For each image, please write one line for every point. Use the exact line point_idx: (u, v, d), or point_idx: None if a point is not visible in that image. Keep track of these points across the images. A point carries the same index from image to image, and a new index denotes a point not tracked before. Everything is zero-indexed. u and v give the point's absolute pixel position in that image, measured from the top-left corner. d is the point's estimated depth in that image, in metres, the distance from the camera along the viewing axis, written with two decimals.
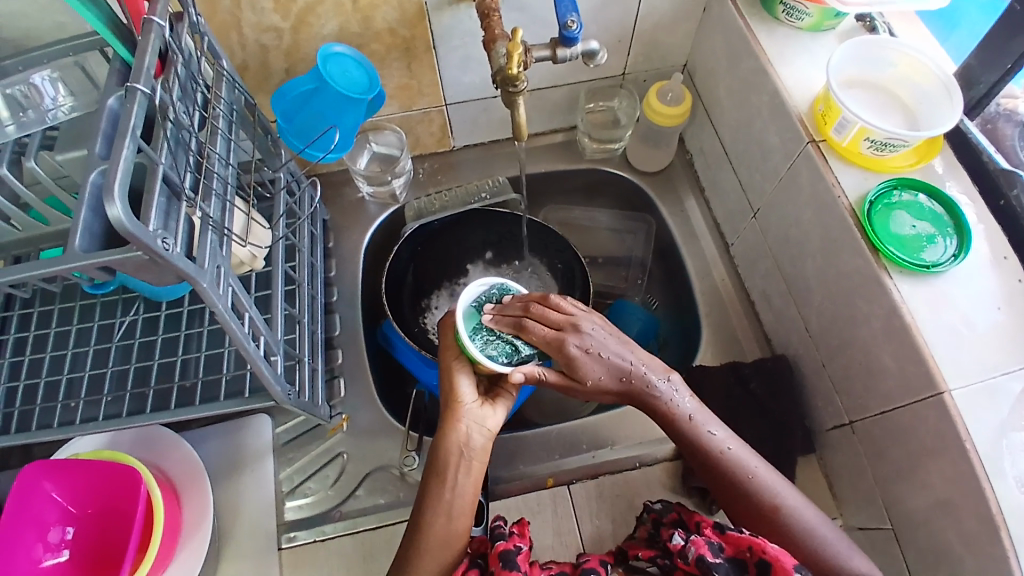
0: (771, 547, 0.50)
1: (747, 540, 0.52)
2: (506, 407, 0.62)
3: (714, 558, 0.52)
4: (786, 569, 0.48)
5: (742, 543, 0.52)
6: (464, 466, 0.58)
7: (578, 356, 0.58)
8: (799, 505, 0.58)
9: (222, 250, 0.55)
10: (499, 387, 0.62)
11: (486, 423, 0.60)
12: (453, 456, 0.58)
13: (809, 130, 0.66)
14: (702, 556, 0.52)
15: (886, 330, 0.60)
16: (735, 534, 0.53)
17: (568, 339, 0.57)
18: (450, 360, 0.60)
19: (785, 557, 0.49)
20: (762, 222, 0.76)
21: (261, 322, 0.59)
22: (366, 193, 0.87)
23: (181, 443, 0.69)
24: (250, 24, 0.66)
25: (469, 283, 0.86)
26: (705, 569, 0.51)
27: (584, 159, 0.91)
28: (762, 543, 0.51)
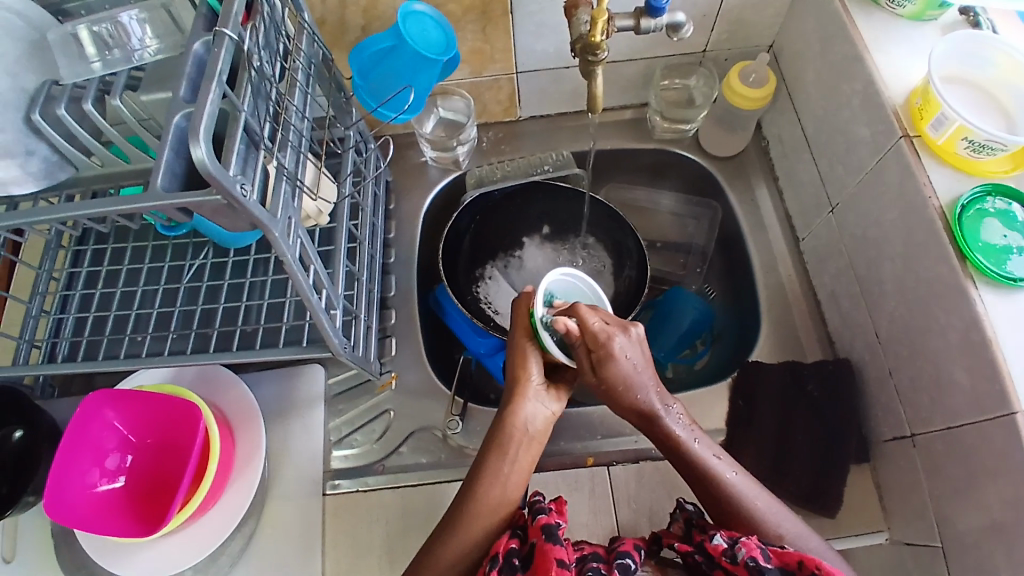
0: (825, 562, 0.49)
1: (798, 553, 0.50)
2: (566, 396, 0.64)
3: (764, 563, 0.51)
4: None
5: (792, 556, 0.50)
6: (524, 444, 0.60)
7: (619, 355, 0.57)
8: (806, 535, 0.56)
9: (293, 201, 0.56)
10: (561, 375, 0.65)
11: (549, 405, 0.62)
12: (515, 434, 0.59)
13: (903, 125, 0.62)
14: (752, 560, 0.51)
15: (962, 342, 0.56)
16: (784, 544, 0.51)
17: (613, 338, 0.57)
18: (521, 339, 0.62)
19: (841, 574, 0.48)
20: (840, 217, 0.72)
21: (325, 275, 0.60)
22: (428, 157, 0.87)
23: (238, 384, 0.71)
24: None
25: (523, 256, 0.85)
26: (755, 573, 0.51)
27: (652, 139, 0.88)
28: (815, 557, 0.49)
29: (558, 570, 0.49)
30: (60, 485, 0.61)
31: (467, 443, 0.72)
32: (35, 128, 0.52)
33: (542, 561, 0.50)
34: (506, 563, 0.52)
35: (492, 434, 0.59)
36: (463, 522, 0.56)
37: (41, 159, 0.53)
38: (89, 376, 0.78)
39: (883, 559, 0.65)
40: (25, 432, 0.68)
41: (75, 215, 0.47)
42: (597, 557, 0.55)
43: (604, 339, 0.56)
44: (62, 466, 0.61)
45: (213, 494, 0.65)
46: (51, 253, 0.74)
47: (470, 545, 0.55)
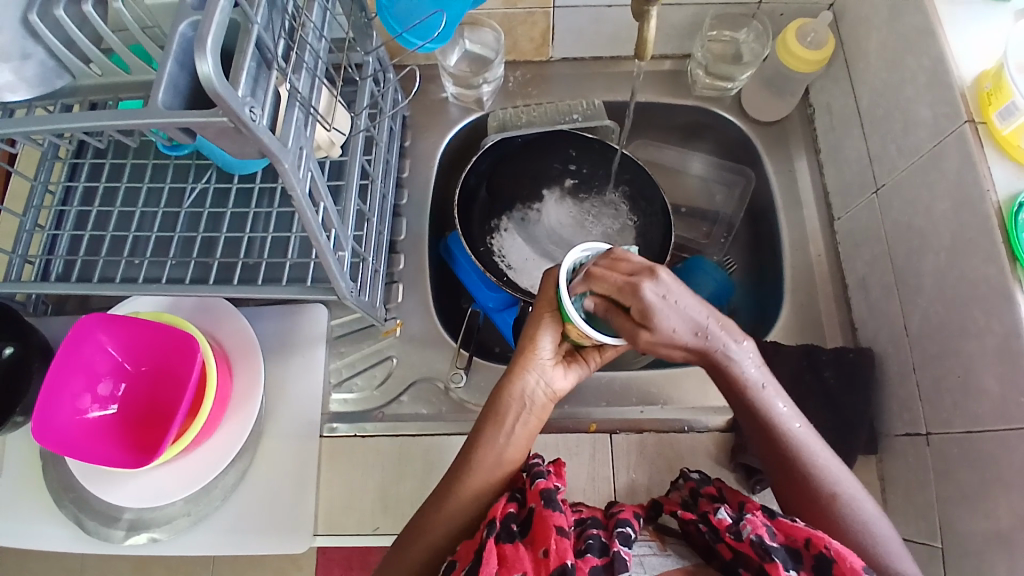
0: (832, 542, 0.48)
1: (805, 533, 0.50)
2: (580, 374, 0.61)
3: (770, 542, 0.50)
4: (855, 570, 0.46)
5: (799, 534, 0.50)
6: (521, 417, 0.58)
7: (653, 303, 0.50)
8: (860, 500, 0.55)
9: (306, 130, 0.51)
10: (579, 352, 0.61)
11: (555, 383, 0.59)
12: (513, 405, 0.58)
13: (969, 108, 0.57)
14: (758, 538, 0.50)
15: (998, 348, 0.54)
16: (790, 523, 0.51)
17: (642, 284, 0.50)
18: (543, 315, 0.58)
19: (852, 555, 0.47)
20: (883, 200, 0.68)
21: (335, 213, 0.56)
22: (450, 93, 0.81)
23: (237, 317, 0.70)
24: None
25: (544, 211, 0.79)
26: (761, 551, 0.49)
27: (691, 95, 0.82)
28: (824, 538, 0.48)
29: (557, 538, 0.48)
30: (50, 406, 0.60)
31: (468, 398, 0.70)
32: (33, 30, 0.46)
33: (543, 527, 0.49)
34: (504, 528, 0.50)
35: (489, 404, 0.58)
36: (460, 483, 0.56)
37: (35, 62, 0.47)
38: (84, 296, 0.76)
39: None
40: (15, 349, 0.66)
41: (68, 129, 0.43)
42: (596, 522, 0.54)
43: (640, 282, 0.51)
44: (51, 389, 0.60)
45: (209, 427, 0.64)
46: (47, 165, 0.71)
47: (470, 505, 0.56)
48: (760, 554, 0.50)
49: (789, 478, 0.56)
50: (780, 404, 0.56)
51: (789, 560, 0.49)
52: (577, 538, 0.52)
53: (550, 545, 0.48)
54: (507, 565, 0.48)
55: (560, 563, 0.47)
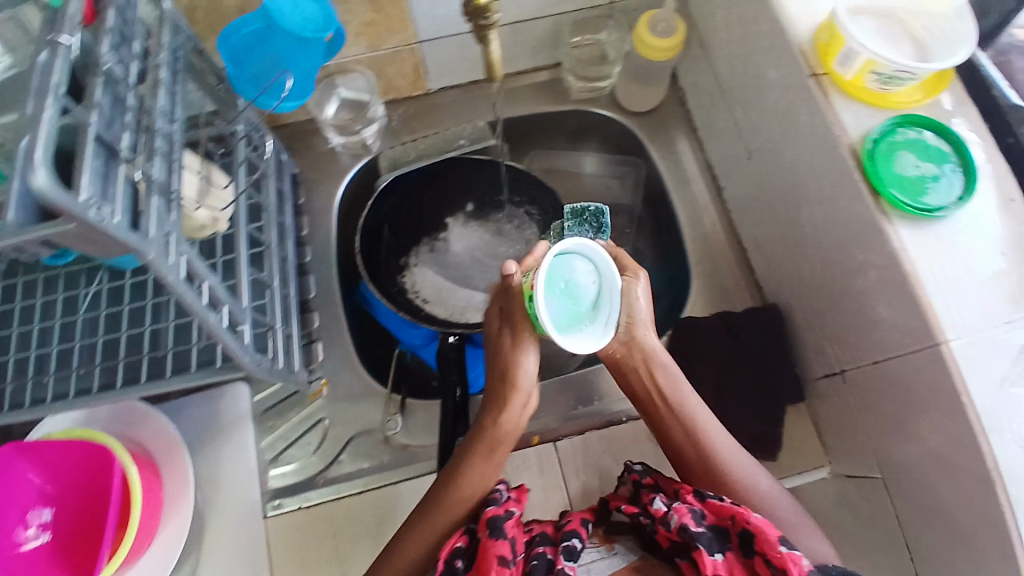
0: (753, 516, 0.49)
1: (730, 510, 0.51)
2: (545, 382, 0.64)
3: (696, 527, 0.51)
4: (771, 541, 0.47)
5: (725, 512, 0.51)
6: (503, 445, 0.59)
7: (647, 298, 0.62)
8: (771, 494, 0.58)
9: (170, 215, 0.50)
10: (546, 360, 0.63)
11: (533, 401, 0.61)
12: (491, 433, 0.59)
13: (810, 63, 0.60)
14: (684, 526, 0.51)
15: (882, 280, 0.57)
16: (718, 502, 0.52)
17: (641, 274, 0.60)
18: (520, 331, 0.57)
19: (769, 528, 0.48)
20: (757, 164, 0.72)
21: (222, 289, 0.55)
22: (337, 143, 0.81)
23: (156, 414, 0.67)
24: None
25: (450, 238, 0.81)
26: (687, 539, 0.51)
27: (569, 100, 0.85)
28: (744, 513, 0.50)
29: (495, 568, 0.48)
30: None
31: (409, 441, 0.71)
32: None
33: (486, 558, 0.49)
34: (449, 566, 0.51)
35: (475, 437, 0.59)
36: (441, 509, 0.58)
37: None
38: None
39: (829, 493, 0.69)
40: None
41: None
42: (543, 539, 0.54)
43: (626, 288, 0.58)
44: None
45: (143, 540, 0.60)
46: None
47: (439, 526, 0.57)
48: (687, 539, 0.51)
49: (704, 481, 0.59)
50: (707, 414, 0.61)
51: (716, 542, 0.50)
52: (524, 561, 0.52)
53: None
54: None
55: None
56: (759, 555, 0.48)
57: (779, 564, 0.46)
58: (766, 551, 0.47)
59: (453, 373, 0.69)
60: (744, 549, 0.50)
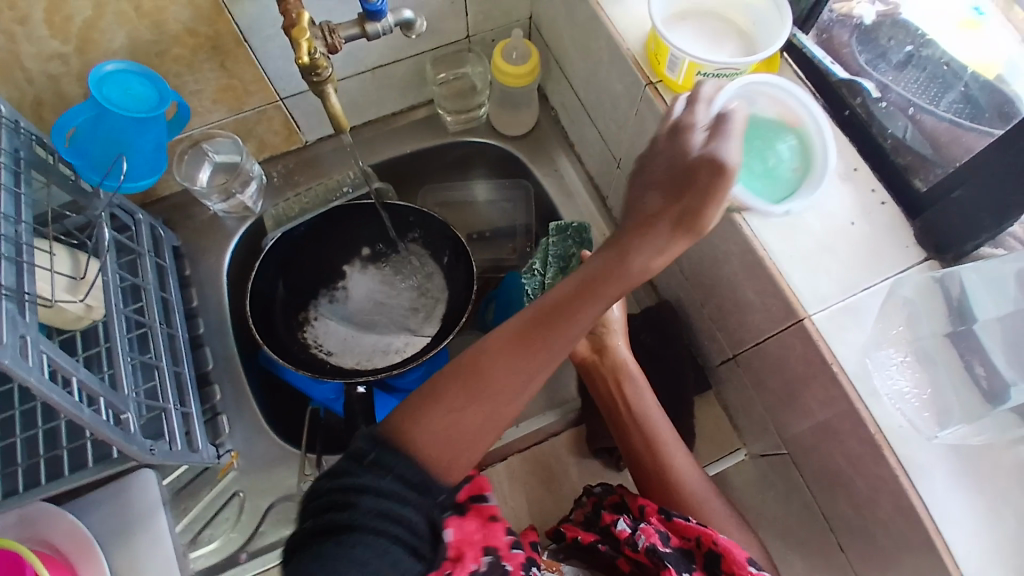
0: (720, 537, 0.52)
1: (697, 531, 0.53)
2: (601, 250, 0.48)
3: (663, 548, 0.52)
4: (740, 562, 0.50)
5: (692, 533, 0.53)
6: (622, 292, 0.46)
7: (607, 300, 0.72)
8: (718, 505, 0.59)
9: (25, 317, 0.49)
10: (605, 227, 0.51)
11: None
12: (614, 271, 0.46)
13: (644, 72, 0.64)
14: (652, 546, 0.52)
15: (744, 266, 0.60)
16: (684, 523, 0.54)
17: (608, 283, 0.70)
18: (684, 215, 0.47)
19: (737, 548, 0.51)
20: (626, 171, 0.74)
21: (97, 381, 0.54)
22: (218, 210, 0.80)
23: (64, 513, 0.64)
24: (28, 55, 0.58)
25: (349, 286, 0.81)
26: (655, 560, 0.52)
27: (447, 132, 0.87)
28: (713, 534, 0.52)
29: None
30: None
31: None
32: None
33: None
34: None
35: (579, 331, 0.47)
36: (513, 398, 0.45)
37: None
38: None
39: (748, 475, 0.72)
40: None
41: None
42: None
43: None
44: None
45: None
46: None
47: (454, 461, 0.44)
48: (655, 560, 0.52)
49: (658, 492, 0.61)
50: (666, 426, 0.64)
51: (682, 563, 0.53)
52: None
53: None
54: None
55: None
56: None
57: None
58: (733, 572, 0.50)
59: (358, 419, 0.71)
60: (710, 568, 0.52)
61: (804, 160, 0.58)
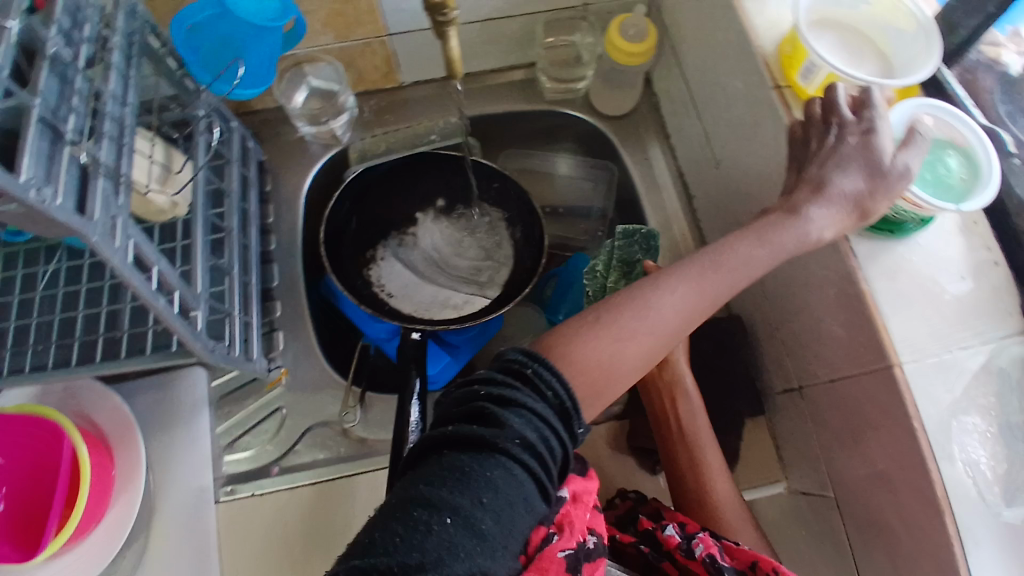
0: (780, 565, 0.52)
1: (753, 556, 0.54)
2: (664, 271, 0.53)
3: (721, 560, 0.53)
4: None
5: (745, 557, 0.55)
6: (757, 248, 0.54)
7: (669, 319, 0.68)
8: (747, 534, 0.62)
9: (119, 199, 0.50)
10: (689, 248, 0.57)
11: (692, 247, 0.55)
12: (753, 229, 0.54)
13: (773, 74, 0.60)
14: (710, 556, 0.54)
15: (838, 297, 0.57)
16: (735, 546, 0.56)
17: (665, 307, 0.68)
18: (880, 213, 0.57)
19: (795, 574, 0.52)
20: (724, 174, 0.71)
21: (173, 275, 0.55)
22: (307, 133, 0.81)
23: (111, 395, 0.67)
24: None
25: (419, 233, 0.81)
26: (712, 569, 0.53)
27: (543, 100, 0.85)
28: (772, 560, 0.53)
29: None
30: None
31: (367, 434, 0.72)
32: None
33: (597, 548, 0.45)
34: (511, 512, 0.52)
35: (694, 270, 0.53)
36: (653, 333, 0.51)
37: None
38: None
39: (782, 506, 0.70)
40: None
41: None
42: None
43: None
44: None
45: (91, 519, 0.60)
46: None
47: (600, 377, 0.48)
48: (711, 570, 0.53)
49: (694, 511, 0.63)
50: (712, 451, 0.65)
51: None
52: None
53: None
54: None
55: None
56: None
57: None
58: None
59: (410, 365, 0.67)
60: None
61: (973, 170, 0.54)
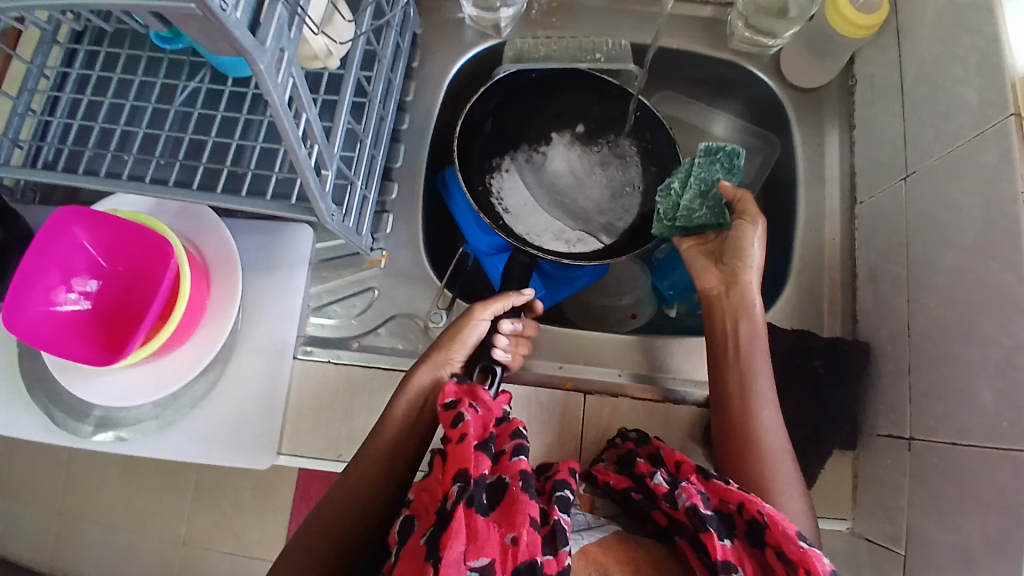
0: (766, 506, 0.47)
1: (739, 497, 0.50)
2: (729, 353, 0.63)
3: (704, 509, 0.49)
4: (789, 535, 0.45)
5: (733, 498, 0.50)
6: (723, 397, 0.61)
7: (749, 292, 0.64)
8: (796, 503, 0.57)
9: (290, 31, 0.46)
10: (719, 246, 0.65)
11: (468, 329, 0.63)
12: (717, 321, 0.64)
13: (1017, 101, 0.53)
14: (692, 505, 0.49)
15: (1000, 361, 0.51)
16: (724, 486, 0.51)
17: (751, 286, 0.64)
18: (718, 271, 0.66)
19: (783, 518, 0.46)
20: (909, 188, 0.63)
21: (318, 127, 0.52)
22: (467, 15, 0.76)
23: (219, 227, 0.68)
24: None
25: (549, 154, 0.76)
26: (696, 519, 0.49)
27: (726, 48, 0.76)
28: (757, 503, 0.48)
29: (527, 528, 0.43)
30: (20, 294, 0.58)
31: None
32: None
33: (465, 527, 0.41)
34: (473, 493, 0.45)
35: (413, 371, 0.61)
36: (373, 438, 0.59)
37: None
38: (75, 191, 0.74)
39: (839, 544, 0.66)
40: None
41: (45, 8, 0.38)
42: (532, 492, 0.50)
43: (738, 230, 0.62)
44: (22, 276, 0.58)
45: (176, 339, 0.63)
46: (43, 49, 0.65)
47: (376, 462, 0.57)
48: (697, 521, 0.49)
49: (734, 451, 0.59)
50: (767, 388, 0.60)
51: (723, 528, 0.49)
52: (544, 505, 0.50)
53: (520, 534, 0.42)
54: (477, 539, 0.41)
55: (528, 558, 0.41)
56: (772, 547, 0.47)
57: (798, 559, 0.45)
58: (779, 542, 0.46)
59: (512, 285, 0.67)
60: (750, 538, 0.49)
61: None
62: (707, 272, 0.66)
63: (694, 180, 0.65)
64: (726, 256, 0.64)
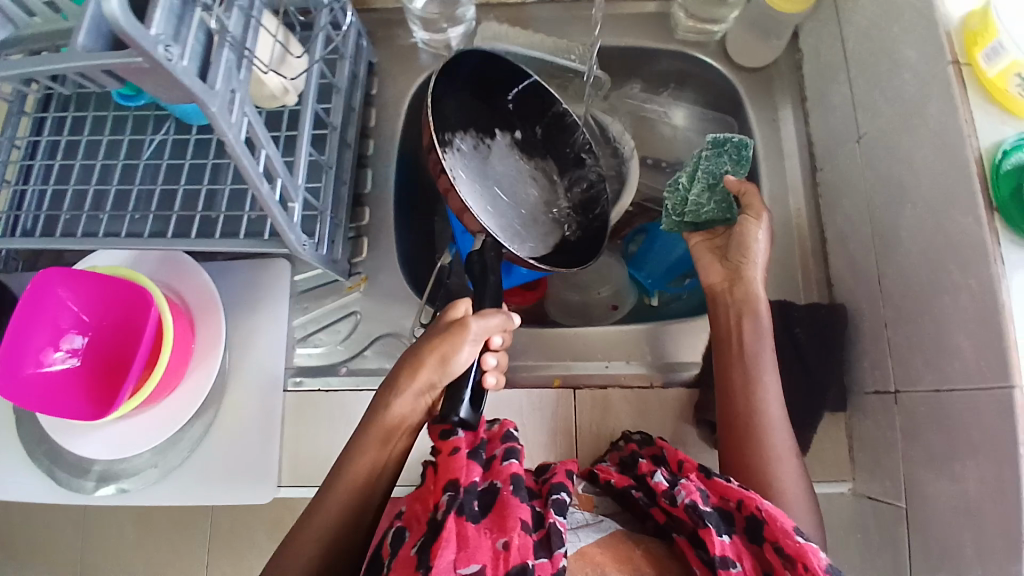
0: (765, 503, 0.48)
1: (739, 494, 0.50)
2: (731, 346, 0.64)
3: (703, 505, 0.49)
4: (786, 530, 0.46)
5: (732, 494, 0.50)
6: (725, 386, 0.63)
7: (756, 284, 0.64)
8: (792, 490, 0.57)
9: (240, 73, 0.48)
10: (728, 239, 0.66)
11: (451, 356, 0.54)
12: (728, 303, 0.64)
13: (953, 49, 0.54)
14: (691, 502, 0.49)
15: (970, 304, 0.51)
16: (724, 483, 0.51)
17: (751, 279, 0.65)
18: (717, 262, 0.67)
19: (782, 516, 0.47)
20: (864, 150, 0.65)
21: (278, 161, 0.54)
22: (420, 38, 0.78)
23: (199, 272, 0.69)
24: None
25: (490, 149, 0.73)
26: (694, 516, 0.48)
27: (674, 39, 0.79)
28: (756, 499, 0.49)
29: (519, 532, 0.42)
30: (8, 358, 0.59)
31: None
32: None
33: (456, 534, 0.42)
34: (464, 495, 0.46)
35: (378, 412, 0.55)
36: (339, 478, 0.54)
37: None
38: (57, 253, 0.76)
39: (844, 507, 0.67)
40: None
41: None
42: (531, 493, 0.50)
43: (743, 227, 0.64)
44: (10, 340, 0.59)
45: (165, 386, 0.63)
46: (12, 119, 0.67)
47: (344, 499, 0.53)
48: (695, 517, 0.49)
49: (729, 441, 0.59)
50: (773, 383, 0.60)
51: (722, 523, 0.49)
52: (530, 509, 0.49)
53: (512, 538, 0.42)
54: (467, 547, 0.42)
55: (520, 562, 0.41)
56: (770, 542, 0.47)
57: (795, 554, 0.45)
58: (777, 538, 0.46)
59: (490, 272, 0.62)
60: (751, 534, 0.49)
61: None
62: (712, 267, 0.67)
63: (703, 173, 0.65)
64: (732, 251, 0.65)
